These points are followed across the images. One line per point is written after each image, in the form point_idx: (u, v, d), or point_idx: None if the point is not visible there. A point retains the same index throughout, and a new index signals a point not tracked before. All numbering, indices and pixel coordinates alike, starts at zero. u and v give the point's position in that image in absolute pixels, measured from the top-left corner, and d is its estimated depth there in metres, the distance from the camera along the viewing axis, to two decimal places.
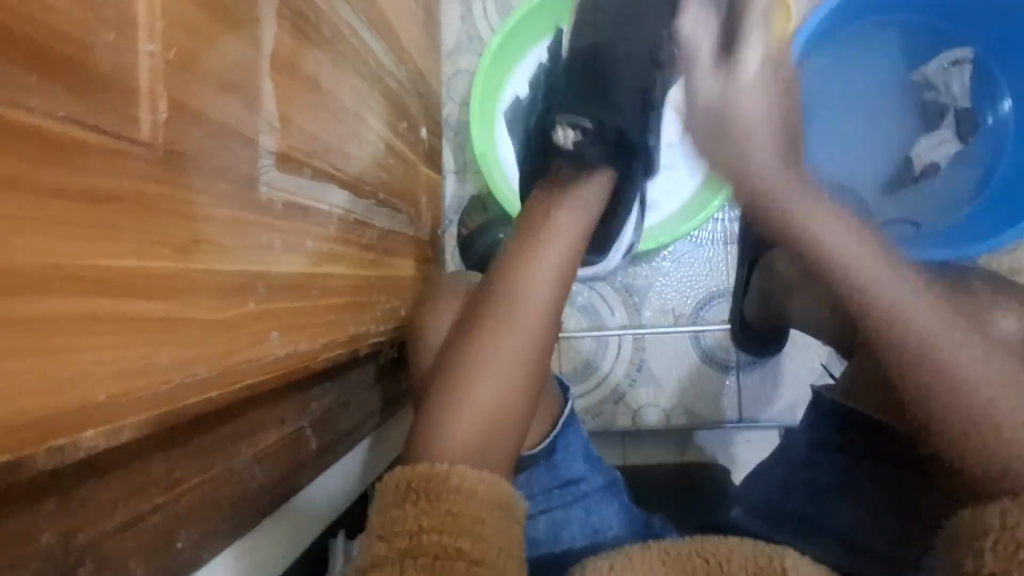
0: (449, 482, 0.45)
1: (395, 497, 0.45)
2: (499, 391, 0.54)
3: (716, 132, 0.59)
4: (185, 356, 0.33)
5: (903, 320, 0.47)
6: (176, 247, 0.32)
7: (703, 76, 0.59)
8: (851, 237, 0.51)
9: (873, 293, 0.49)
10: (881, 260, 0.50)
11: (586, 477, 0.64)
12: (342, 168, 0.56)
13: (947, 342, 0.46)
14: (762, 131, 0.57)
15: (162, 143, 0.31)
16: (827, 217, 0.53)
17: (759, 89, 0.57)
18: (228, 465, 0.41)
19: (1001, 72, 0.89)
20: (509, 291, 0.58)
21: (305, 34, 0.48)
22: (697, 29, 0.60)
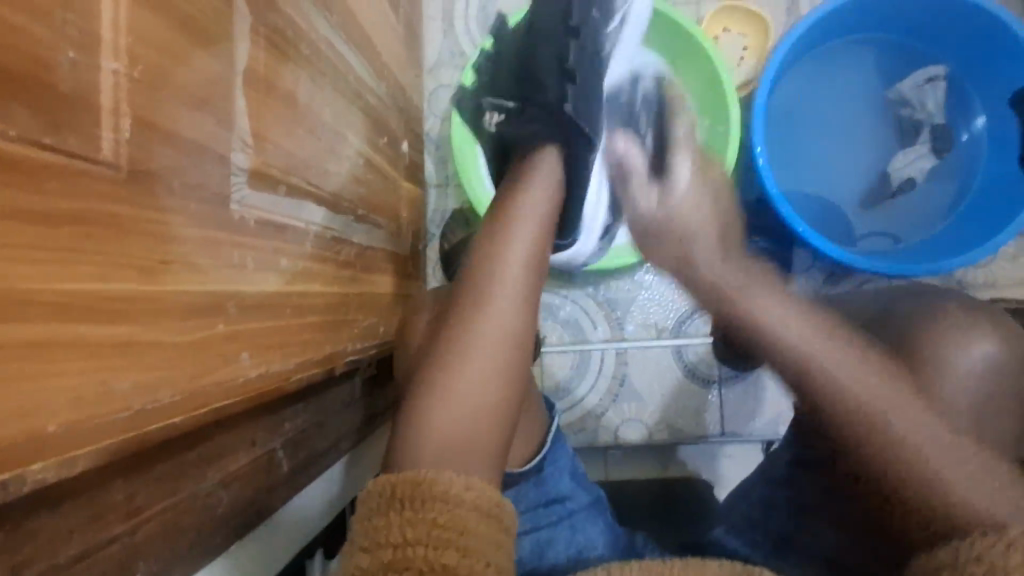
0: (437, 489, 0.44)
1: (380, 506, 0.44)
2: (479, 388, 0.53)
3: (658, 234, 0.63)
4: (149, 380, 0.31)
5: (823, 370, 0.48)
6: (141, 269, 0.31)
7: (641, 193, 0.66)
8: (782, 315, 0.52)
9: (790, 344, 0.50)
10: (808, 322, 0.51)
11: (572, 495, 0.63)
12: (319, 185, 0.55)
13: (920, 438, 0.44)
14: (689, 201, 0.63)
15: (128, 162, 0.30)
16: (772, 307, 0.53)
17: (692, 198, 0.64)
18: (195, 490, 0.40)
19: (974, 91, 0.91)
20: (486, 285, 0.57)
21: (282, 50, 0.47)
22: (627, 148, 0.69)
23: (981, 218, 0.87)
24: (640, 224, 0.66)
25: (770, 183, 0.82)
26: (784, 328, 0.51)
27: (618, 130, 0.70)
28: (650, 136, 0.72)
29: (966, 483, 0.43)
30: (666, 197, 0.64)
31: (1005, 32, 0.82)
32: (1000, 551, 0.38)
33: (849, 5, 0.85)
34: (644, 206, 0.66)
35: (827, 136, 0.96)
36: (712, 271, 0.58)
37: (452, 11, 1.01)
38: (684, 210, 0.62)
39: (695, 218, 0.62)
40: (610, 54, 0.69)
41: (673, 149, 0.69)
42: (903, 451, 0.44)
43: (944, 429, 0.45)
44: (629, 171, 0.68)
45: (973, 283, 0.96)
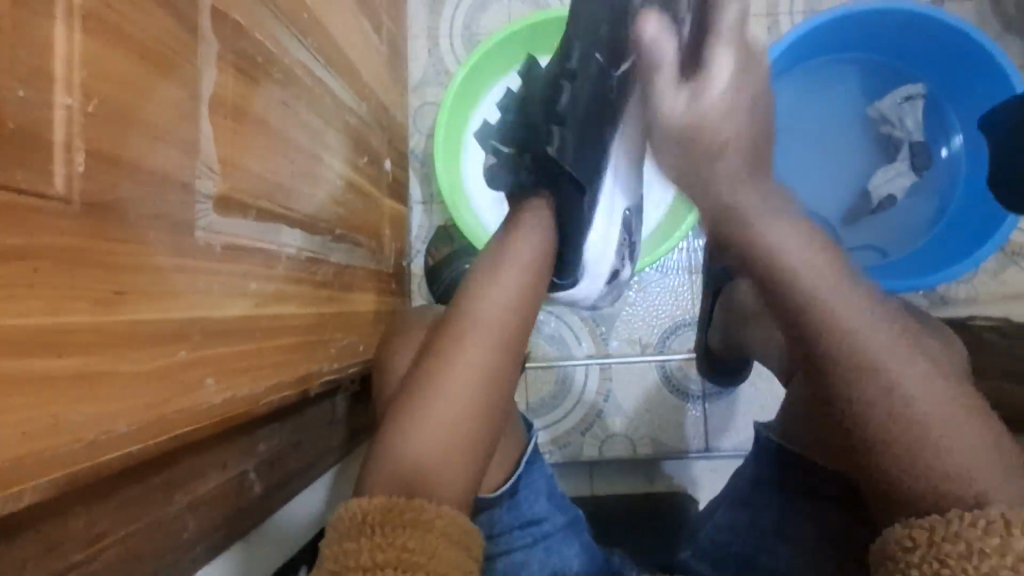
0: (406, 516, 0.45)
1: (348, 531, 0.44)
2: (461, 399, 0.54)
3: (683, 148, 0.55)
4: (105, 411, 0.32)
5: (834, 329, 0.45)
6: (97, 300, 0.31)
7: (669, 94, 0.55)
8: (792, 246, 0.48)
9: (795, 283, 0.47)
10: (819, 258, 0.48)
11: (548, 517, 0.63)
12: (293, 207, 0.56)
13: (904, 373, 0.43)
14: (726, 110, 0.53)
15: (83, 196, 0.31)
16: (790, 238, 0.49)
17: (730, 95, 0.54)
18: (159, 515, 0.40)
19: (952, 110, 0.92)
20: (473, 297, 0.59)
21: (253, 76, 0.48)
22: (661, 35, 0.55)
23: (960, 234, 0.88)
24: (665, 129, 0.56)
25: None
26: (792, 258, 0.48)
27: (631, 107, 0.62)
28: (689, 20, 0.57)
29: (970, 463, 0.40)
30: (697, 101, 0.53)
31: (981, 54, 0.83)
32: (981, 531, 0.36)
33: (833, 24, 0.86)
34: (670, 109, 0.55)
35: (811, 154, 0.97)
36: (728, 179, 0.52)
37: (437, 29, 1.02)
38: (715, 122, 0.53)
39: (725, 136, 0.53)
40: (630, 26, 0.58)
41: (712, 41, 0.55)
42: (917, 423, 0.42)
43: (960, 412, 0.42)
44: (655, 78, 0.56)
45: (954, 298, 0.97)
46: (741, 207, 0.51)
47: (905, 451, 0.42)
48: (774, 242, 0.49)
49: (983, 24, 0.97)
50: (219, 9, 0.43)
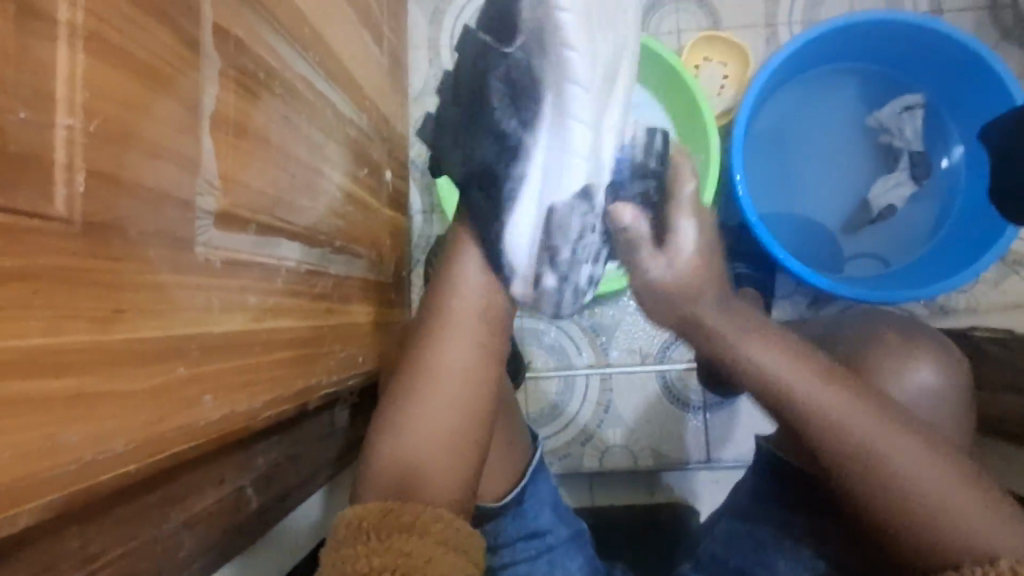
0: (401, 519, 0.45)
1: (346, 537, 0.44)
2: (452, 404, 0.54)
3: (665, 299, 0.54)
4: (102, 432, 0.32)
5: (832, 423, 0.48)
6: (94, 319, 0.31)
7: (648, 258, 0.54)
8: (783, 356, 0.50)
9: (792, 392, 0.49)
10: (804, 367, 0.50)
11: (553, 529, 0.63)
12: (293, 221, 0.56)
13: (900, 456, 0.46)
14: (703, 267, 0.52)
15: (83, 216, 0.31)
16: (774, 355, 0.50)
17: (704, 257, 0.53)
18: (156, 532, 0.40)
19: (952, 120, 0.92)
20: (448, 294, 0.58)
21: (254, 91, 0.48)
22: (625, 208, 0.54)
23: (958, 246, 0.89)
24: (650, 295, 0.55)
25: (749, 211, 0.83)
26: (784, 374, 0.49)
27: (546, 67, 0.46)
28: (655, 176, 0.57)
29: (958, 512, 0.45)
30: (676, 260, 0.53)
31: (982, 65, 0.83)
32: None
33: (833, 33, 0.86)
34: (655, 267, 0.53)
35: (810, 162, 0.97)
36: (716, 314, 0.52)
37: (438, 39, 1.02)
38: (694, 279, 0.52)
39: (703, 287, 0.52)
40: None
41: (676, 208, 0.55)
42: (911, 494, 0.46)
43: (940, 467, 0.47)
44: (637, 238, 0.55)
45: (953, 308, 0.97)
46: (724, 338, 0.51)
47: (906, 519, 0.46)
48: (758, 360, 0.50)
49: (982, 33, 0.97)
50: (220, 26, 0.43)
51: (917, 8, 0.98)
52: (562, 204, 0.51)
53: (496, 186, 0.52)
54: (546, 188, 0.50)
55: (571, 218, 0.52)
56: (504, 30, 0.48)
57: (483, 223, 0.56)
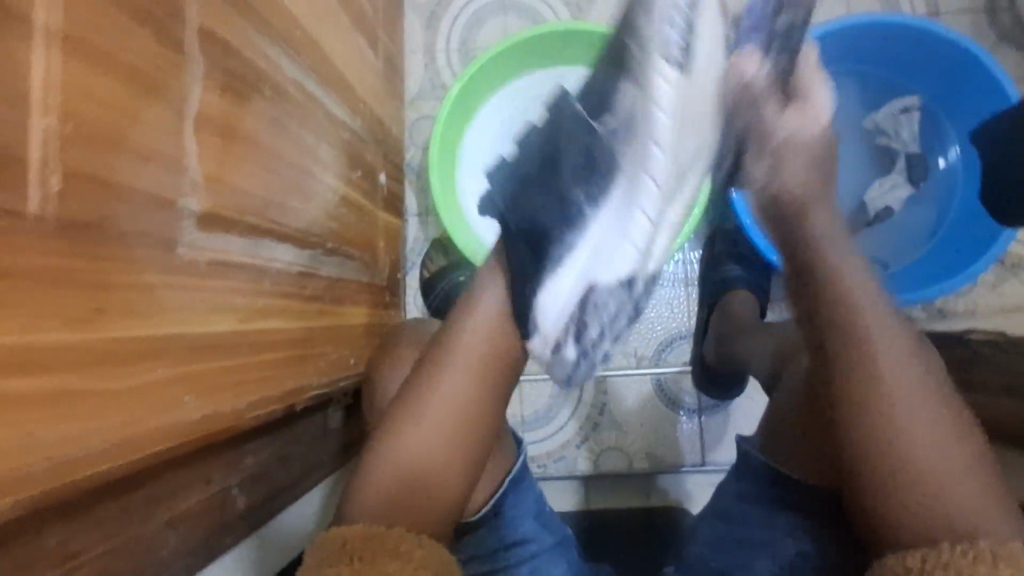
0: (385, 545, 0.50)
1: (330, 554, 0.49)
2: (435, 435, 0.59)
3: (812, 162, 0.62)
4: (80, 431, 0.32)
5: (916, 418, 0.51)
6: (72, 318, 0.32)
7: (795, 117, 0.63)
8: (891, 337, 0.54)
9: (881, 379, 0.52)
10: (898, 342, 0.54)
11: (535, 537, 0.65)
12: (284, 223, 0.56)
13: (946, 450, 0.50)
14: (820, 118, 0.63)
15: (61, 216, 0.31)
16: (881, 333, 0.54)
17: (819, 109, 0.64)
18: (139, 530, 0.41)
19: (950, 122, 0.92)
20: (455, 330, 0.62)
21: (243, 94, 0.48)
22: (763, 87, 0.61)
23: (958, 247, 0.88)
24: (796, 145, 0.62)
25: (742, 212, 0.87)
26: (893, 360, 0.53)
27: (627, 152, 0.55)
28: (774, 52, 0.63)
29: (981, 507, 0.48)
30: (807, 121, 0.63)
31: (977, 67, 0.83)
32: (970, 562, 0.44)
33: (828, 39, 0.86)
34: (789, 130, 0.62)
35: None
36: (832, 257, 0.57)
37: (434, 43, 1.03)
38: (819, 227, 0.59)
39: (801, 188, 0.61)
40: (641, 74, 0.54)
41: (801, 76, 0.63)
42: (943, 487, 0.49)
43: (959, 445, 0.51)
44: (766, 103, 0.62)
45: (952, 311, 0.97)
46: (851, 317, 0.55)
47: (927, 510, 0.49)
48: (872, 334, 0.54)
49: (979, 35, 0.97)
50: (209, 29, 0.44)
51: (913, 11, 0.98)
52: (603, 282, 0.58)
53: (546, 241, 0.59)
54: (593, 263, 0.58)
55: (608, 298, 0.59)
56: (600, 105, 0.57)
57: (518, 270, 0.61)
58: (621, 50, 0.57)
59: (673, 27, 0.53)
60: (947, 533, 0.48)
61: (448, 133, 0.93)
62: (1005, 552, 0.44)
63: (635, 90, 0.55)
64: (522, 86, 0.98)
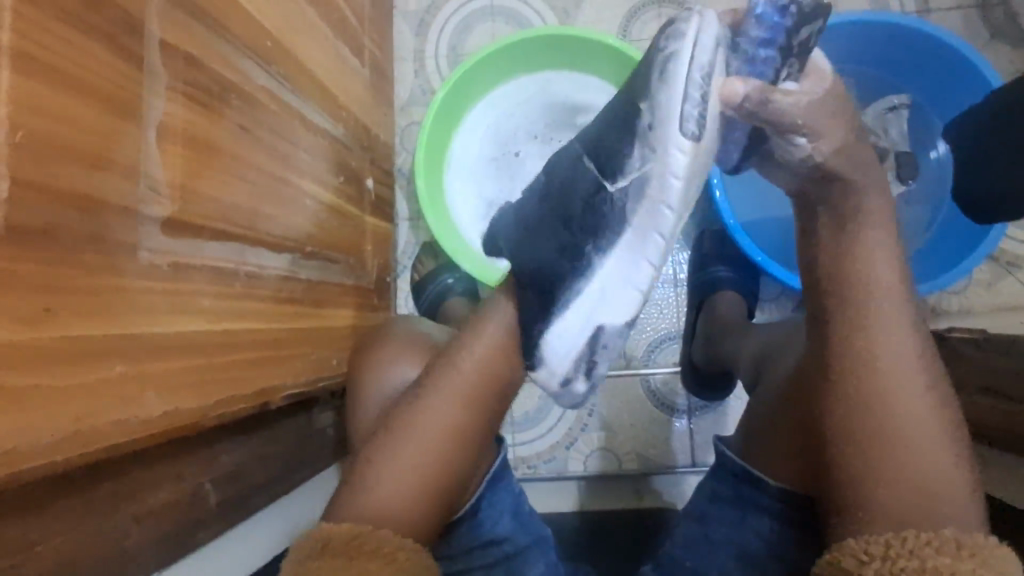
0: (367, 545, 0.51)
1: (312, 552, 0.50)
2: (428, 437, 0.58)
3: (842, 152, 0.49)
4: (27, 425, 0.34)
5: (921, 446, 0.49)
6: (21, 319, 0.34)
7: (804, 108, 0.47)
8: (910, 377, 0.50)
9: (904, 424, 0.49)
10: (921, 388, 0.50)
11: (510, 537, 0.67)
12: (256, 228, 0.58)
13: (938, 466, 0.49)
14: (837, 112, 0.48)
15: (7, 221, 0.33)
16: (909, 374, 0.50)
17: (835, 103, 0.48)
18: (102, 524, 0.42)
19: (936, 117, 0.92)
20: (456, 349, 0.61)
21: (207, 104, 0.50)
22: (753, 90, 0.46)
23: (954, 244, 0.88)
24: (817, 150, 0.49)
25: (727, 214, 0.86)
26: (908, 393, 0.50)
27: (637, 215, 0.49)
28: (799, 38, 0.47)
29: (955, 511, 0.48)
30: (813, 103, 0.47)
31: (964, 64, 0.83)
32: (934, 550, 0.44)
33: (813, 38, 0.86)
34: (805, 108, 0.47)
35: None
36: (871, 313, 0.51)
37: (423, 50, 1.04)
38: (852, 265, 0.51)
39: (862, 232, 0.51)
40: (654, 141, 0.47)
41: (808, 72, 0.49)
42: (931, 500, 0.48)
43: (939, 434, 0.50)
44: (775, 99, 0.46)
45: (946, 310, 0.95)
46: (877, 361, 0.50)
47: (908, 515, 0.48)
48: (892, 373, 0.50)
49: (971, 31, 0.95)
50: (169, 44, 0.46)
51: (903, 8, 0.97)
52: (611, 325, 0.54)
53: (553, 292, 0.55)
54: (598, 307, 0.53)
55: (618, 339, 0.55)
56: (609, 164, 0.50)
57: (525, 313, 0.58)
58: (630, 106, 0.49)
59: (693, 99, 0.45)
60: (912, 519, 0.47)
61: (434, 139, 0.94)
62: (967, 542, 0.44)
63: (646, 158, 0.48)
64: (508, 90, 0.99)
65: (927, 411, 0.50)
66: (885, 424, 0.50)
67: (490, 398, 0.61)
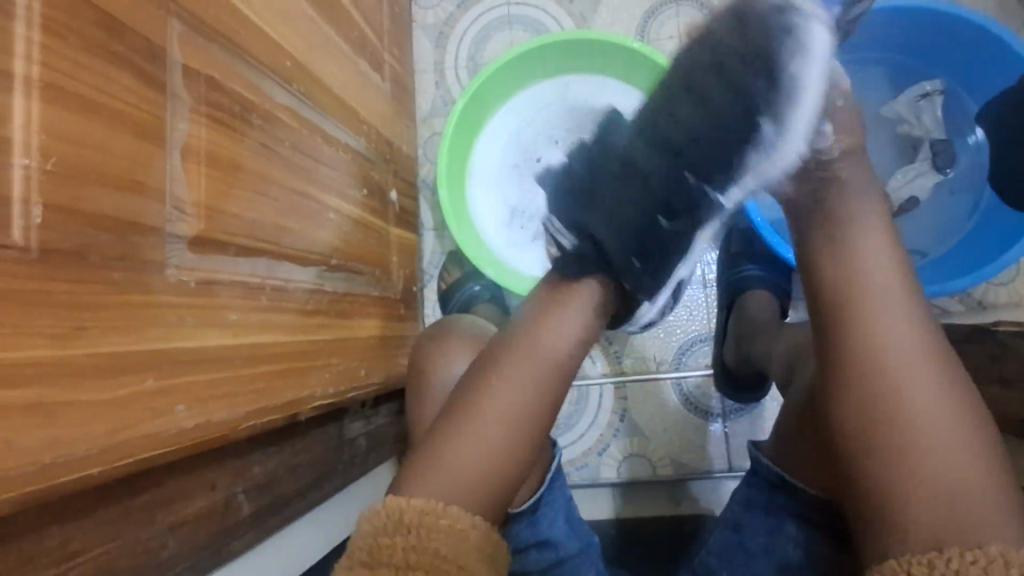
0: (441, 521, 0.48)
1: (385, 526, 0.48)
2: (504, 413, 0.54)
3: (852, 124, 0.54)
4: (62, 437, 0.35)
5: (949, 455, 0.47)
6: (52, 335, 0.35)
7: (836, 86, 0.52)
8: (931, 381, 0.49)
9: (921, 430, 0.47)
10: (942, 392, 0.48)
11: (564, 541, 0.65)
12: (282, 242, 0.60)
13: (970, 476, 0.46)
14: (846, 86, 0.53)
15: (40, 243, 0.35)
16: (927, 376, 0.49)
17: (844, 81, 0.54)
18: (138, 533, 0.44)
19: (972, 102, 0.87)
20: (506, 341, 0.58)
21: (229, 125, 0.52)
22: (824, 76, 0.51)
23: (995, 233, 0.84)
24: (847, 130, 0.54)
25: (756, 214, 0.84)
26: (929, 398, 0.48)
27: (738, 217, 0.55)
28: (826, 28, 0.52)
29: (990, 520, 0.45)
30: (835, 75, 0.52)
31: (998, 45, 0.80)
32: (981, 568, 0.41)
33: None
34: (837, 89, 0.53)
35: None
36: (885, 311, 0.50)
37: (443, 62, 1.06)
38: (859, 258, 0.52)
39: (866, 219, 0.52)
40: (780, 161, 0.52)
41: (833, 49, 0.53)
42: (968, 509, 0.45)
43: (957, 418, 0.48)
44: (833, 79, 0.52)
45: (992, 303, 0.91)
46: (890, 368, 0.49)
47: (947, 530, 0.45)
48: (905, 376, 0.49)
49: (1006, 12, 0.92)
50: (191, 67, 0.47)
51: None
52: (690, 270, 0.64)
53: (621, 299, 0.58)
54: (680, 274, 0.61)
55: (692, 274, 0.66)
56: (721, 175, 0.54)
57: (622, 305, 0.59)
58: (739, 115, 0.52)
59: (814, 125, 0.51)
60: (945, 530, 0.45)
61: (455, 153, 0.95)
62: (1015, 559, 0.41)
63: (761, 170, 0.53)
64: (527, 97, 1.00)
65: (953, 416, 0.48)
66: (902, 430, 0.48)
67: (555, 379, 0.56)
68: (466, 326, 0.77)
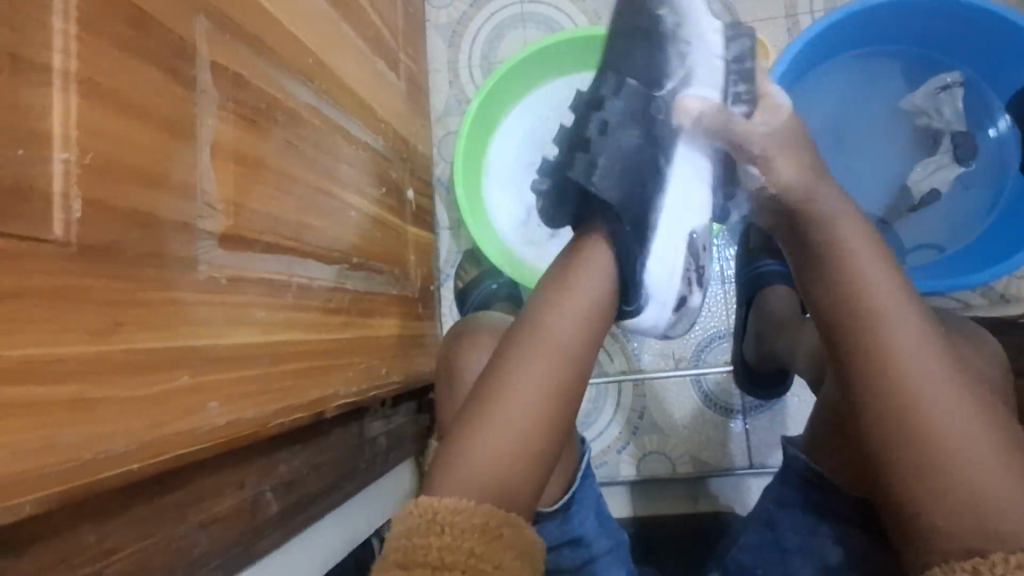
0: (474, 520, 0.48)
1: (417, 525, 0.47)
2: (526, 410, 0.54)
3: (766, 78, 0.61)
4: (99, 433, 0.35)
5: (979, 458, 0.46)
6: (89, 331, 0.35)
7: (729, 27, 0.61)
8: (951, 384, 0.48)
9: (947, 434, 0.47)
10: (965, 395, 0.48)
11: (595, 540, 0.64)
12: (305, 240, 0.60)
13: (1003, 480, 0.45)
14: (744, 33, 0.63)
15: (78, 240, 0.35)
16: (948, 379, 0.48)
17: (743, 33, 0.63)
18: (170, 531, 0.43)
19: (995, 93, 0.87)
20: (521, 332, 0.57)
21: (255, 123, 0.52)
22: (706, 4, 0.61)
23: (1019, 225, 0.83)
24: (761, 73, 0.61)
25: None
26: (952, 401, 0.48)
27: (688, 113, 0.58)
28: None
29: None
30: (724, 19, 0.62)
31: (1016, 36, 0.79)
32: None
33: (856, 18, 0.83)
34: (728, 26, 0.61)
35: (858, 155, 0.92)
36: (889, 297, 0.51)
37: (457, 61, 1.05)
38: (863, 257, 0.53)
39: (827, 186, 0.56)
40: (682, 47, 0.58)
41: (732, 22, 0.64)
42: (1004, 514, 0.45)
43: (981, 422, 0.47)
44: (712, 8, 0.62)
45: (1015, 295, 0.90)
46: (914, 372, 0.48)
47: (988, 535, 0.45)
48: (924, 379, 0.48)
49: None
50: (218, 64, 0.47)
51: None
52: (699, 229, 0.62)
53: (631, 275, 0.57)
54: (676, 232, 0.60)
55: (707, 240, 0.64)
56: (650, 73, 0.58)
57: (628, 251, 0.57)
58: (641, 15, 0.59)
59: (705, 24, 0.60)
60: (982, 535, 0.45)
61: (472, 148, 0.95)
62: None
63: (679, 63, 0.58)
64: (541, 94, 0.99)
65: (981, 419, 0.47)
66: (928, 434, 0.47)
67: (575, 372, 0.56)
68: (486, 323, 0.76)
